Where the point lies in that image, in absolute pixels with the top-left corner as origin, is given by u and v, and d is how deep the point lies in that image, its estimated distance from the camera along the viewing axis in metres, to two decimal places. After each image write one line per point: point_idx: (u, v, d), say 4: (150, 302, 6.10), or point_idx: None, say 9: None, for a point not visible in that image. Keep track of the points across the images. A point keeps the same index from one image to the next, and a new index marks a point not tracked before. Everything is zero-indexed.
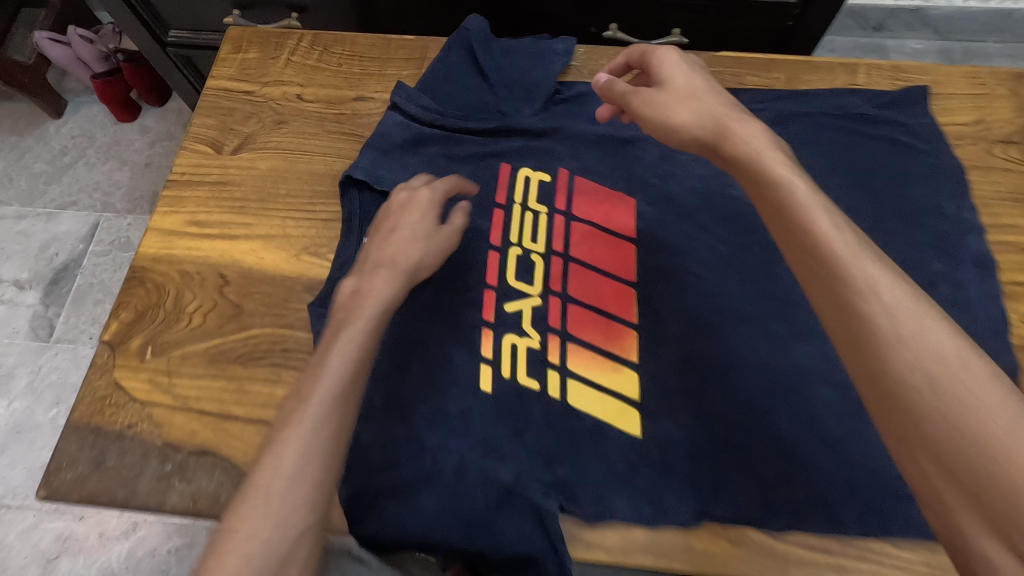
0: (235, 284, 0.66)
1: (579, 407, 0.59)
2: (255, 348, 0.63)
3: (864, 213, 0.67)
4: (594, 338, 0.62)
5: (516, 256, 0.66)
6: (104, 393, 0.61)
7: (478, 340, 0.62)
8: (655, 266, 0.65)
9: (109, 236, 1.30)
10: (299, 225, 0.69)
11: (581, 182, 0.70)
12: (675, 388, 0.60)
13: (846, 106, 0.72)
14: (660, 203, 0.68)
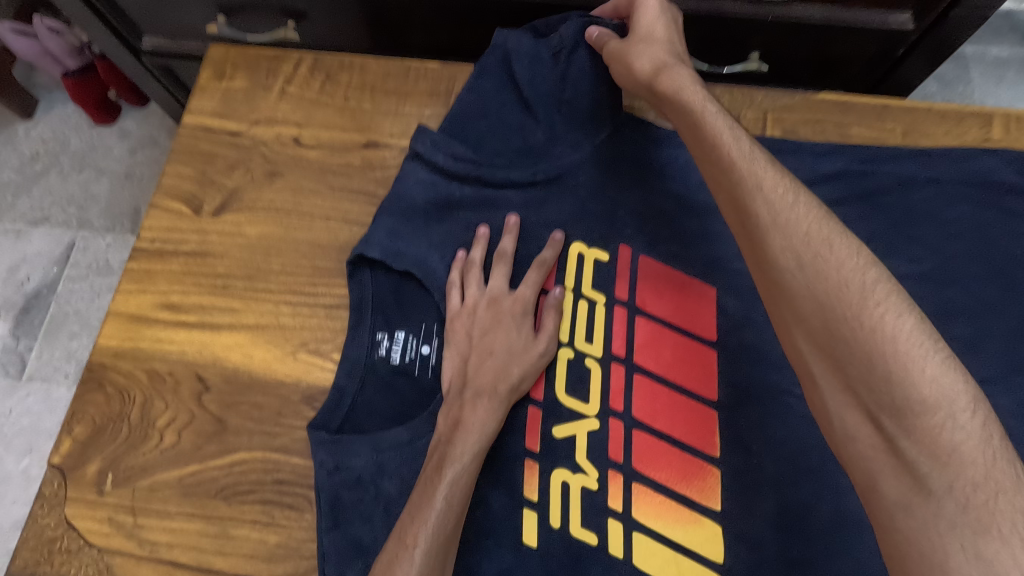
0: (217, 390, 0.53)
1: (649, 574, 0.44)
2: (243, 478, 0.50)
3: (1012, 314, 0.51)
4: (668, 475, 0.47)
5: (567, 360, 0.50)
6: (52, 534, 0.49)
7: (518, 476, 0.47)
8: (749, 381, 0.50)
9: (86, 258, 1.17)
10: (297, 313, 0.55)
11: (650, 260, 0.54)
12: (773, 558, 0.45)
13: (982, 171, 0.56)
14: (749, 295, 0.52)
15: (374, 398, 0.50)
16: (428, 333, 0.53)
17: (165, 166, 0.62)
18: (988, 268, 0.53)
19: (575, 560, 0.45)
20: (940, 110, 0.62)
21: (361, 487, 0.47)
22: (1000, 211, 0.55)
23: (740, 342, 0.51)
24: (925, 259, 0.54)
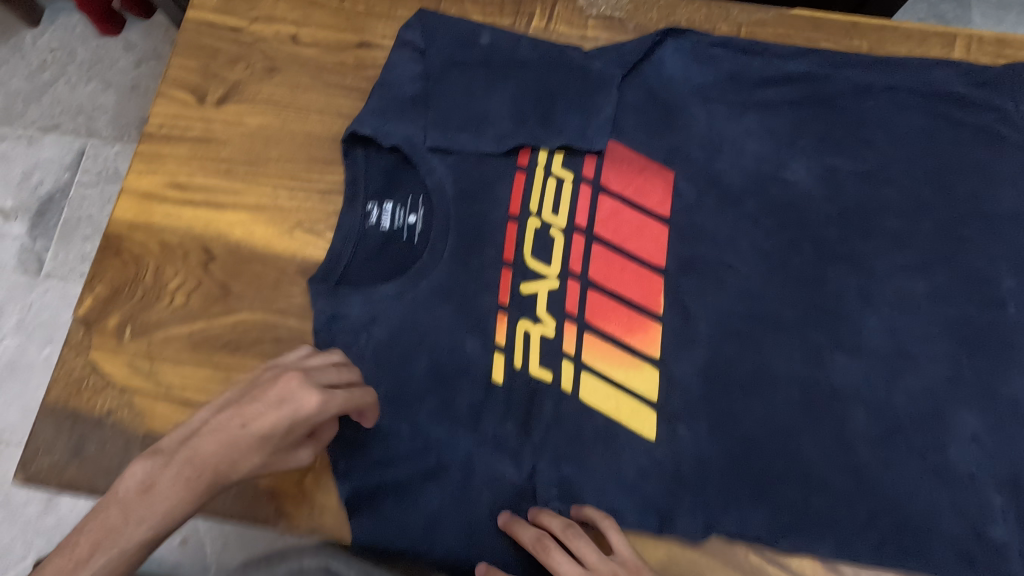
0: (221, 261, 0.59)
1: (592, 403, 0.54)
2: (246, 334, 0.57)
3: (935, 214, 0.57)
4: (613, 328, 0.55)
5: (535, 229, 0.57)
6: (79, 375, 0.57)
7: (490, 327, 0.55)
8: (686, 257, 0.57)
9: (96, 166, 1.22)
10: (293, 195, 0.61)
11: (617, 149, 0.60)
12: (697, 399, 0.54)
13: (937, 82, 0.60)
14: (701, 180, 0.59)
15: (368, 259, 0.57)
16: (413, 203, 0.58)
17: (171, 58, 0.66)
18: (925, 175, 0.58)
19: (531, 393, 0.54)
20: (906, 30, 0.64)
21: (359, 330, 0.55)
22: (946, 120, 0.59)
23: (690, 221, 0.58)
24: (870, 160, 0.59)
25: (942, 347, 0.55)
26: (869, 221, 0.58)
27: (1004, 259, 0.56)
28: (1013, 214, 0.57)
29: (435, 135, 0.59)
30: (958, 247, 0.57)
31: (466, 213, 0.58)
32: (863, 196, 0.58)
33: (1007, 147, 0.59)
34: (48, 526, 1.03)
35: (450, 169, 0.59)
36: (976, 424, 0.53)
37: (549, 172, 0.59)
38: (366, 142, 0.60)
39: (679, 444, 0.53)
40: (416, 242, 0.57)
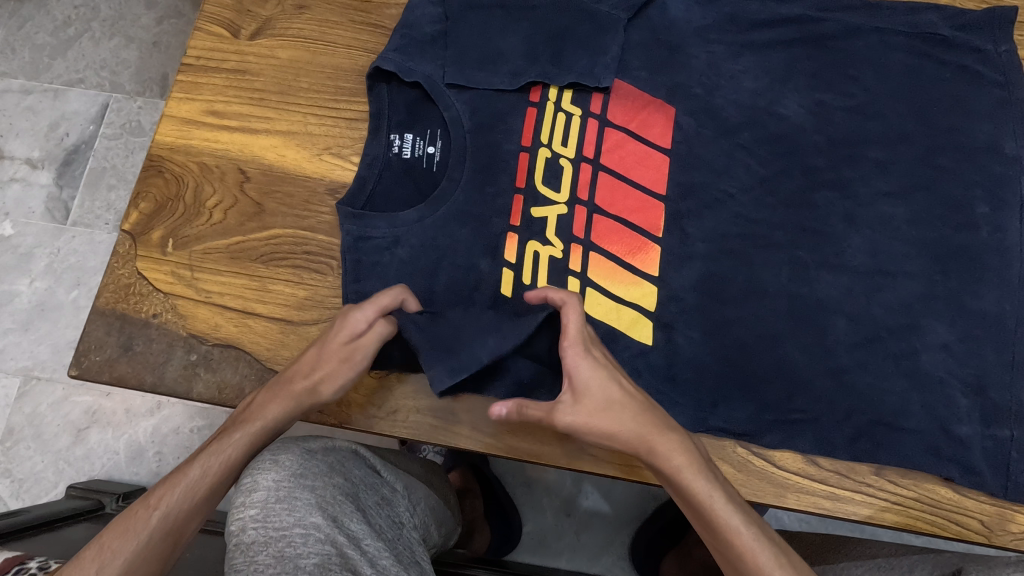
0: (256, 181, 0.64)
1: (595, 316, 0.56)
2: (278, 248, 0.62)
3: (918, 144, 0.61)
4: (617, 250, 0.58)
5: (545, 158, 0.60)
6: (127, 281, 0.62)
7: (501, 246, 0.58)
8: (685, 183, 0.60)
9: (120, 119, 1.26)
10: (322, 122, 0.66)
11: (622, 85, 0.62)
12: (692, 312, 0.57)
13: (923, 23, 0.64)
14: (701, 115, 0.62)
15: (386, 183, 0.61)
16: (433, 135, 0.62)
17: None
18: (909, 108, 0.62)
19: None
20: None
21: (380, 244, 0.58)
22: (930, 58, 0.63)
23: (689, 150, 0.61)
24: (857, 95, 0.63)
25: (920, 265, 0.59)
26: (854, 151, 0.61)
27: (981, 186, 0.60)
28: (989, 145, 0.61)
29: (453, 71, 0.61)
30: (937, 175, 0.61)
31: (480, 141, 0.60)
32: (851, 128, 0.62)
33: (985, 83, 0.62)
34: (77, 457, 1.09)
35: (465, 101, 0.62)
36: (948, 335, 0.57)
37: (558, 108, 0.61)
38: (388, 77, 0.63)
39: (675, 351, 0.56)
40: (436, 169, 0.61)
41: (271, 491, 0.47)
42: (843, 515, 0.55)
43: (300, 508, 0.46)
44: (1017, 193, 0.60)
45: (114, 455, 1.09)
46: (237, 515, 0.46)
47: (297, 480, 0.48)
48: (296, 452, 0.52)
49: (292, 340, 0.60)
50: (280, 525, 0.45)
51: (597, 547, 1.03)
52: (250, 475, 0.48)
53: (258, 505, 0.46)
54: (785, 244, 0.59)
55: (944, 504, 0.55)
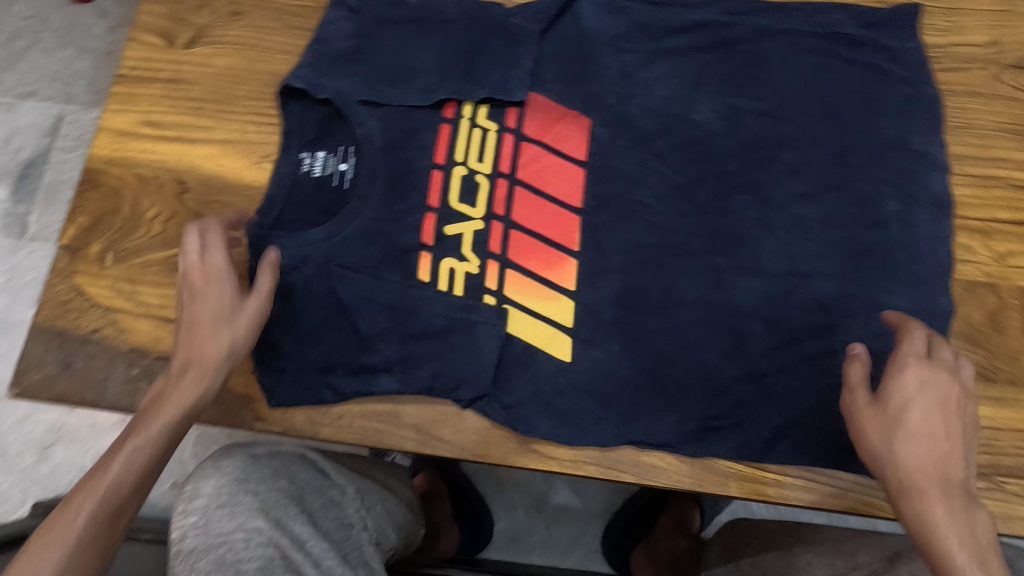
0: (195, 192, 0.64)
1: (515, 333, 0.60)
2: None
3: (827, 144, 0.65)
4: (533, 264, 0.62)
5: (461, 175, 0.64)
6: (65, 297, 0.61)
7: (414, 262, 0.62)
8: (602, 193, 0.64)
9: (75, 132, 1.24)
10: (261, 130, 0.66)
11: (536, 101, 0.66)
12: (612, 314, 0.61)
13: (829, 24, 0.68)
14: (615, 124, 0.66)
15: (302, 201, 0.63)
16: (344, 152, 0.64)
17: (141, 4, 0.70)
18: (817, 109, 0.66)
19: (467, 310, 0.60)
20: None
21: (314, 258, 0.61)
22: (839, 59, 0.67)
23: (606, 162, 0.65)
24: (768, 98, 0.67)
25: (832, 265, 0.63)
26: (767, 153, 0.65)
27: (890, 182, 0.64)
28: (896, 141, 0.65)
29: (365, 89, 0.65)
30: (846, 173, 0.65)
31: (394, 158, 0.64)
32: (763, 134, 0.66)
33: (893, 82, 0.66)
34: (43, 475, 1.08)
35: (379, 121, 0.65)
36: (861, 332, 0.61)
37: (476, 127, 0.65)
38: (299, 95, 0.65)
39: (604, 359, 0.60)
40: (346, 186, 0.63)
41: (211, 497, 0.48)
42: (785, 501, 0.58)
43: (241, 513, 0.47)
44: (925, 189, 0.63)
45: (80, 472, 1.08)
46: (179, 522, 0.47)
47: (236, 485, 0.49)
48: (240, 460, 0.52)
49: None
50: (219, 532, 0.45)
51: (569, 541, 1.03)
52: (193, 483, 0.49)
53: (198, 512, 0.47)
54: (703, 250, 0.63)
55: (882, 487, 0.58)
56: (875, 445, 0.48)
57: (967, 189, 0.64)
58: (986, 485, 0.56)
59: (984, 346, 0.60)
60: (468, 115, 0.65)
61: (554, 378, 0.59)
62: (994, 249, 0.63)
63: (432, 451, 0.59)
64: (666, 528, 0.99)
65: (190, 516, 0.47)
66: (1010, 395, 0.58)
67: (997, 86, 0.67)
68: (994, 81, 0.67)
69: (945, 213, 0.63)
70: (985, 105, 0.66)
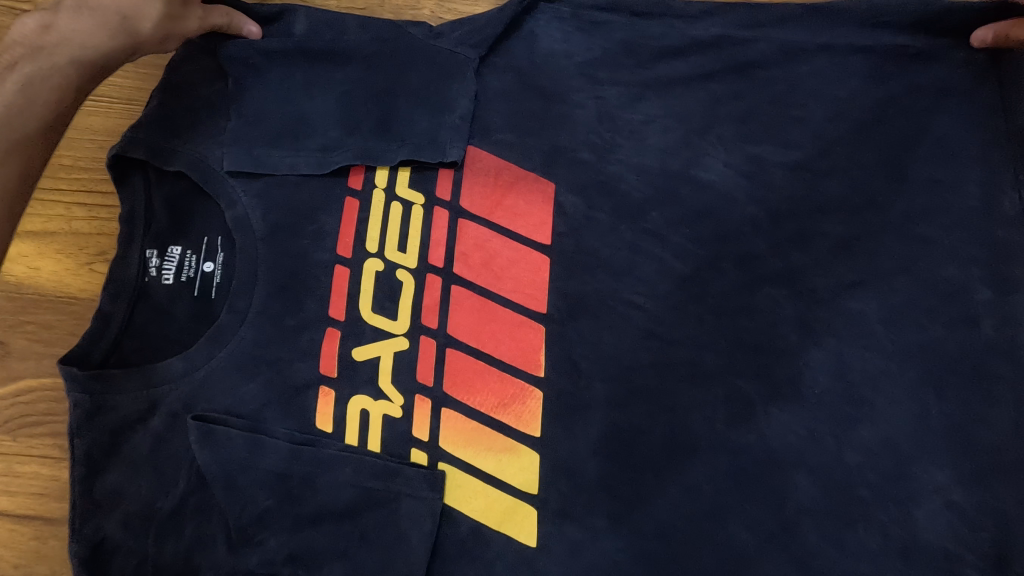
0: (6, 311, 0.47)
1: (454, 508, 0.42)
2: (37, 408, 0.45)
3: (888, 208, 0.47)
4: (480, 401, 0.44)
5: (375, 274, 0.45)
6: None
7: (310, 406, 0.43)
8: (578, 291, 0.45)
9: None
10: (97, 222, 0.49)
11: (480, 160, 0.47)
12: (594, 474, 0.43)
13: (883, 37, 0.49)
14: (590, 190, 0.47)
15: (149, 319, 0.45)
16: (208, 247, 0.46)
17: None
18: (871, 159, 0.48)
19: (387, 479, 0.42)
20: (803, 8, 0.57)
21: (167, 409, 0.43)
22: (898, 86, 0.49)
23: (580, 244, 0.46)
24: (803, 146, 0.48)
25: (902, 385, 0.44)
26: (804, 225, 0.47)
27: (983, 262, 0.46)
28: (984, 202, 0.46)
29: (236, 154, 0.46)
30: (917, 251, 0.46)
31: (281, 253, 0.45)
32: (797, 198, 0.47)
33: (974, 115, 0.48)
34: None
35: (257, 198, 0.46)
36: (948, 483, 0.43)
37: (394, 202, 0.46)
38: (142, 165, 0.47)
39: (584, 543, 0.42)
40: (213, 296, 0.45)
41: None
42: None
43: None
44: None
45: None
46: None
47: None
48: None
49: (57, 544, 0.43)
50: None
51: None
52: None
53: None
54: (722, 368, 0.45)
55: None
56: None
57: None
58: None
59: None
60: (384, 185, 0.46)
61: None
62: None
63: None
64: None
65: None
66: None
67: None
68: None
69: None
70: None
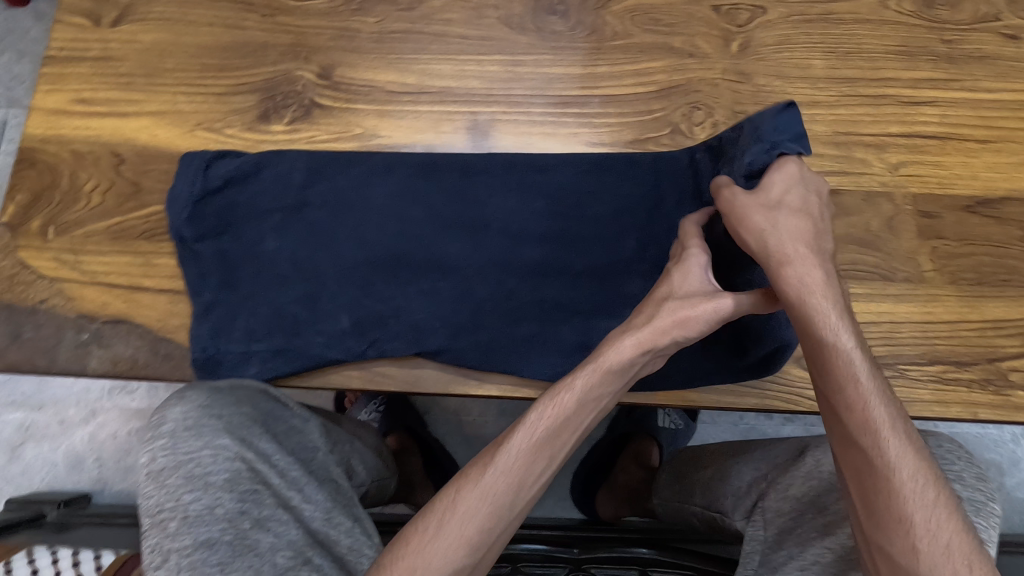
0: (131, 162, 0.66)
1: (445, 264, 0.63)
2: (159, 223, 0.64)
3: (734, 72, 0.69)
4: (477, 257, 0.63)
5: (390, 181, 0.65)
6: (10, 272, 0.63)
7: (351, 250, 0.63)
8: (524, 135, 0.67)
9: (20, 135, 1.23)
10: (191, 99, 0.68)
11: (456, 54, 0.69)
12: (541, 237, 0.63)
13: None
14: (531, 69, 0.69)
15: (232, 215, 0.63)
16: (263, 161, 0.64)
17: None
18: (721, 40, 0.70)
19: (402, 259, 0.63)
20: None
21: (245, 217, 0.63)
22: None
23: (526, 104, 0.68)
24: (677, 33, 0.70)
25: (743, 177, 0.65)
26: (680, 87, 0.68)
27: (796, 105, 0.68)
28: (797, 66, 0.69)
29: (292, 61, 0.69)
30: (750, 98, 0.68)
31: (325, 117, 0.67)
32: (673, 70, 0.69)
33: (792, 9, 0.70)
34: (15, 474, 1.09)
35: (308, 85, 0.68)
36: None
37: (392, 91, 0.68)
38: (220, 151, 0.64)
39: (537, 282, 0.62)
40: (281, 205, 0.63)
41: (178, 421, 0.51)
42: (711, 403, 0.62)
43: (208, 434, 0.50)
44: (825, 109, 0.68)
45: (54, 467, 1.10)
46: (149, 447, 0.50)
47: (203, 409, 0.52)
48: (205, 387, 0.54)
49: (181, 308, 0.62)
50: (188, 450, 0.50)
51: None
52: (159, 411, 0.52)
53: (166, 435, 0.51)
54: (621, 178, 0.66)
55: None
56: (794, 279, 0.48)
57: (861, 107, 0.68)
58: (889, 373, 0.61)
59: (890, 252, 0.64)
60: (384, 79, 0.68)
61: (490, 302, 0.62)
62: (890, 160, 0.66)
63: (377, 387, 0.61)
64: (623, 464, 1.02)
65: (147, 451, 0.50)
66: (906, 291, 0.63)
67: (884, 12, 0.70)
68: (881, 7, 0.70)
69: (842, 128, 0.67)
70: (876, 29, 0.70)
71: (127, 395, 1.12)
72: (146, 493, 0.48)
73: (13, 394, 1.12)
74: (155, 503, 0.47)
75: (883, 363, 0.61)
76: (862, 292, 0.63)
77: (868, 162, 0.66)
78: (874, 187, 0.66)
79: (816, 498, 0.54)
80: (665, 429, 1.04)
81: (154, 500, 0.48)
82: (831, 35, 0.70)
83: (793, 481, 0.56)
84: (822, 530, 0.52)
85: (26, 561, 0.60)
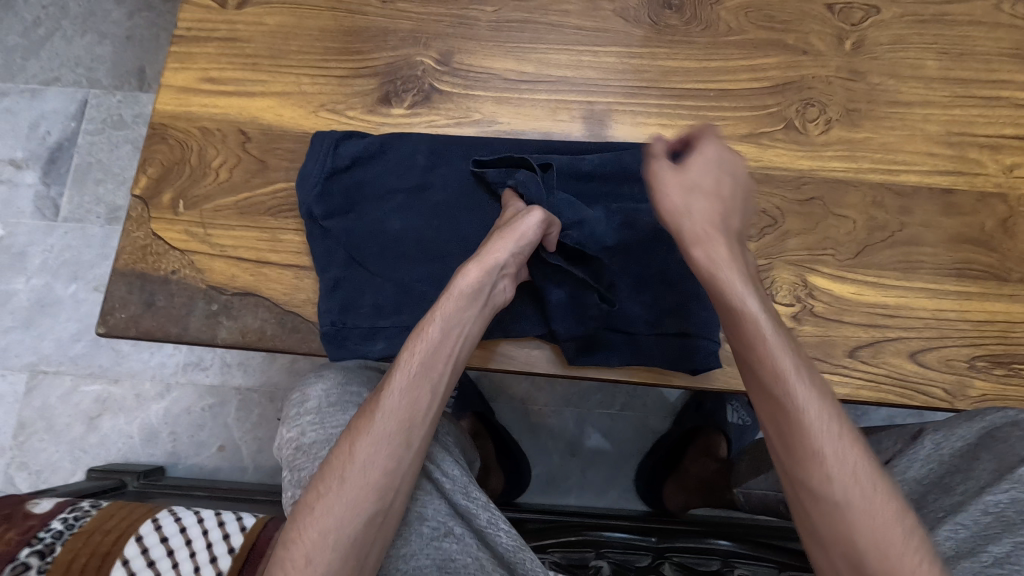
0: (257, 140, 0.68)
1: None
2: (284, 200, 0.66)
3: (848, 69, 0.69)
4: None
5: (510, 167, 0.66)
6: (143, 242, 0.65)
7: (473, 233, 0.64)
8: (639, 126, 0.68)
9: (101, 114, 1.26)
10: (314, 81, 0.70)
11: (573, 44, 0.70)
12: None
13: None
14: (647, 61, 0.70)
15: (359, 195, 0.65)
16: (387, 143, 0.66)
17: None
18: (835, 38, 0.70)
19: None
20: None
21: (371, 197, 0.65)
22: None
23: (642, 95, 0.69)
24: (791, 30, 0.70)
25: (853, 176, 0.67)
26: (793, 83, 0.69)
27: (910, 104, 0.68)
28: (911, 66, 0.69)
29: (413, 47, 0.70)
30: (864, 96, 0.69)
31: (444, 102, 0.69)
32: (786, 66, 0.70)
33: (906, 9, 0.71)
34: (92, 444, 1.12)
35: (427, 70, 0.70)
36: (885, 241, 0.65)
37: (509, 79, 0.70)
38: (346, 133, 0.66)
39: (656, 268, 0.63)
40: (405, 187, 0.65)
41: (323, 398, 0.61)
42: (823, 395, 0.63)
43: (351, 409, 0.60)
44: (939, 109, 0.68)
45: (129, 439, 1.12)
46: (299, 422, 0.60)
47: (343, 389, 0.61)
48: (342, 366, 0.63)
49: (307, 283, 0.64)
50: (335, 424, 0.59)
51: (604, 482, 1.09)
52: (305, 390, 0.62)
53: (313, 411, 0.60)
54: (735, 171, 0.67)
55: (912, 378, 0.61)
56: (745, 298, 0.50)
57: (975, 108, 0.68)
58: (1004, 371, 0.62)
59: (1004, 252, 0.65)
60: (502, 67, 0.70)
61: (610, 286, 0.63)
62: (1004, 162, 0.67)
63: (498, 366, 0.62)
64: (691, 457, 1.03)
65: (298, 426, 0.60)
66: (1021, 291, 0.64)
67: (998, 15, 0.70)
68: (995, 10, 0.71)
69: (957, 128, 0.68)
70: (991, 31, 0.70)
71: (201, 371, 1.14)
72: (299, 466, 0.57)
73: (91, 367, 1.15)
74: (309, 472, 0.55)
75: (999, 361, 0.62)
76: (977, 291, 0.64)
77: (982, 163, 0.67)
78: (988, 188, 0.66)
79: (939, 481, 0.56)
80: (733, 424, 1.04)
81: (307, 470, 0.56)
82: (945, 36, 0.70)
83: (912, 464, 0.58)
84: (950, 510, 0.52)
85: (152, 524, 0.59)
